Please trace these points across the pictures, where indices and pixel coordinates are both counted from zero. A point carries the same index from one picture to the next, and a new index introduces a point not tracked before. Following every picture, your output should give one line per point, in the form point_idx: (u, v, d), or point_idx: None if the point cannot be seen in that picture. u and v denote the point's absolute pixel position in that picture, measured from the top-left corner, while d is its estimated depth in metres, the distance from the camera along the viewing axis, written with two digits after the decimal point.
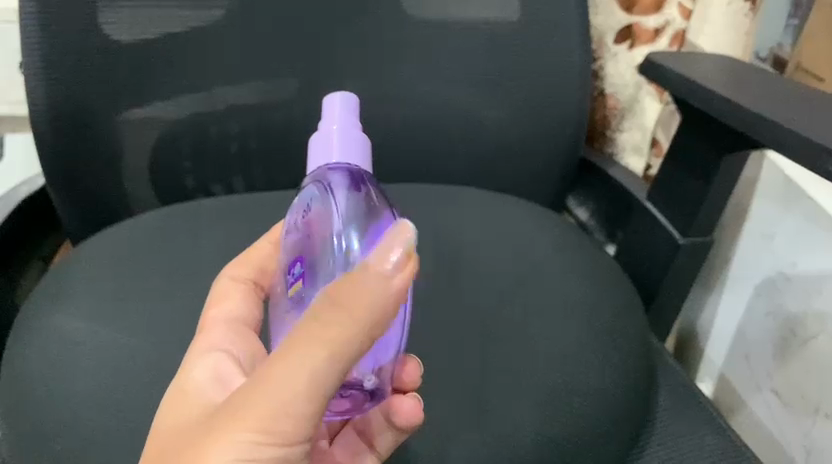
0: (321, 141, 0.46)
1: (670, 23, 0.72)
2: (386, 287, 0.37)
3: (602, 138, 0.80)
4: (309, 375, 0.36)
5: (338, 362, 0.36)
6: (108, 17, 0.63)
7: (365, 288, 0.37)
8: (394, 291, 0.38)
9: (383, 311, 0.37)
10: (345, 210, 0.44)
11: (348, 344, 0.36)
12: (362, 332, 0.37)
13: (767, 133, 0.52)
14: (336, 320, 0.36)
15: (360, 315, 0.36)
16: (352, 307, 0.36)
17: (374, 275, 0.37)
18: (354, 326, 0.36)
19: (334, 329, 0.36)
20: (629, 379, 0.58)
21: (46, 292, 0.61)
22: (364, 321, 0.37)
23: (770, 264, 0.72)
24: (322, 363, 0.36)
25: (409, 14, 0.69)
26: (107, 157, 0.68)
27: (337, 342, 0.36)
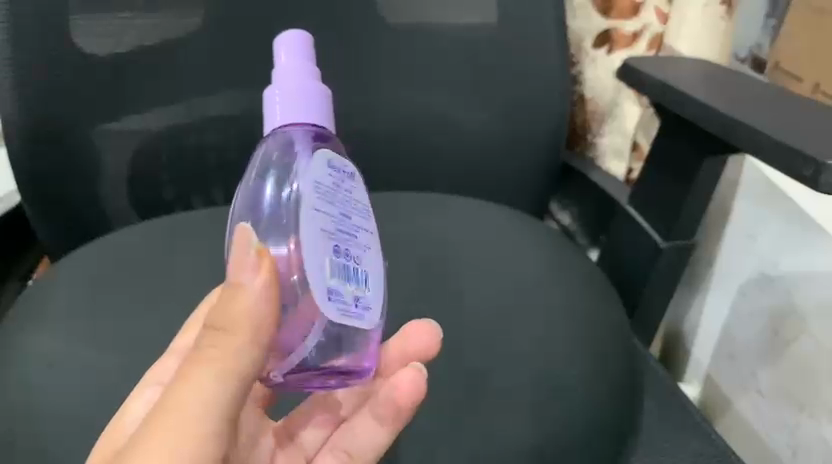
0: (275, 93, 0.42)
1: (648, 27, 0.73)
2: (256, 295, 0.36)
3: (582, 142, 0.80)
4: (207, 398, 0.36)
5: (231, 380, 0.37)
6: (82, 30, 0.62)
7: (238, 302, 0.36)
8: (255, 298, 0.36)
9: (262, 319, 0.36)
10: (308, 168, 0.41)
11: (237, 360, 0.36)
12: (246, 343, 0.36)
13: (744, 135, 0.52)
14: (221, 344, 0.36)
15: (239, 333, 0.36)
16: (232, 328, 0.36)
17: (241, 286, 0.36)
18: (235, 341, 0.36)
19: (217, 352, 0.36)
20: (614, 387, 0.58)
21: (22, 311, 0.60)
22: (243, 332, 0.36)
23: (753, 264, 0.73)
24: (215, 387, 0.36)
25: (386, 20, 0.69)
26: (84, 172, 0.67)
27: (227, 363, 0.36)
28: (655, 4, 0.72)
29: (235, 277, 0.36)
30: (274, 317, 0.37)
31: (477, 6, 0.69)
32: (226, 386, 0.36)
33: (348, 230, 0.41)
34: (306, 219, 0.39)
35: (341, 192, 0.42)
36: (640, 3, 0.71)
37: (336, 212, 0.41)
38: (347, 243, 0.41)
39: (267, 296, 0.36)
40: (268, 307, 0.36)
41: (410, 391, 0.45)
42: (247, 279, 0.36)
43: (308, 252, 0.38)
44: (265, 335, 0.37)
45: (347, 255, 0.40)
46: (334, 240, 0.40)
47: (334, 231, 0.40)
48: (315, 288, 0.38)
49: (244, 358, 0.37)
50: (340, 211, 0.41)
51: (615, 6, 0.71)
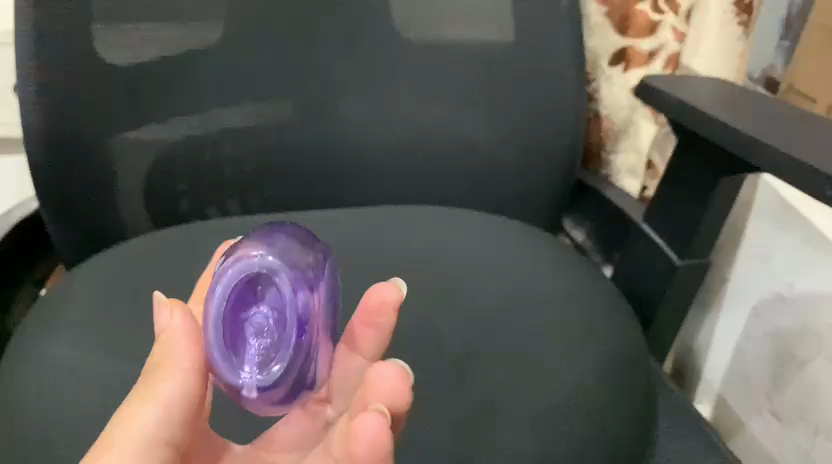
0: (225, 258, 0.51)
1: (664, 46, 0.72)
2: (179, 331, 0.38)
3: (598, 159, 0.81)
4: (145, 431, 0.35)
5: (164, 412, 0.36)
6: (104, 41, 0.63)
7: (163, 342, 0.38)
8: (181, 335, 0.38)
9: (195, 344, 0.38)
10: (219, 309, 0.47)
11: (165, 388, 0.36)
12: (184, 371, 0.37)
13: (764, 156, 0.53)
14: (150, 378, 0.37)
15: (162, 362, 0.37)
16: (155, 366, 0.37)
17: (163, 332, 0.38)
18: (168, 370, 0.37)
19: (143, 387, 0.36)
20: (632, 404, 0.58)
21: (38, 317, 0.60)
22: (178, 363, 0.37)
23: (766, 285, 0.72)
24: (149, 412, 0.36)
25: (402, 36, 0.70)
26: (100, 181, 0.68)
27: (153, 387, 0.36)
28: (671, 22, 0.71)
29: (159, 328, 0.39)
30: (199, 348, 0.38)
31: (495, 23, 0.69)
32: (158, 413, 0.36)
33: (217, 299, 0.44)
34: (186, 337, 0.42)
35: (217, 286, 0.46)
36: (657, 22, 0.71)
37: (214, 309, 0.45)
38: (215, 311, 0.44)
39: (190, 328, 0.38)
40: (191, 339, 0.38)
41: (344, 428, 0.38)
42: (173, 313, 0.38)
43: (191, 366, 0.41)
44: (195, 363, 0.37)
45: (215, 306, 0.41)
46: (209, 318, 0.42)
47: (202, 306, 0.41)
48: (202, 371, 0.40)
49: (169, 385, 0.36)
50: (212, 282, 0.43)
51: (633, 25, 0.72)
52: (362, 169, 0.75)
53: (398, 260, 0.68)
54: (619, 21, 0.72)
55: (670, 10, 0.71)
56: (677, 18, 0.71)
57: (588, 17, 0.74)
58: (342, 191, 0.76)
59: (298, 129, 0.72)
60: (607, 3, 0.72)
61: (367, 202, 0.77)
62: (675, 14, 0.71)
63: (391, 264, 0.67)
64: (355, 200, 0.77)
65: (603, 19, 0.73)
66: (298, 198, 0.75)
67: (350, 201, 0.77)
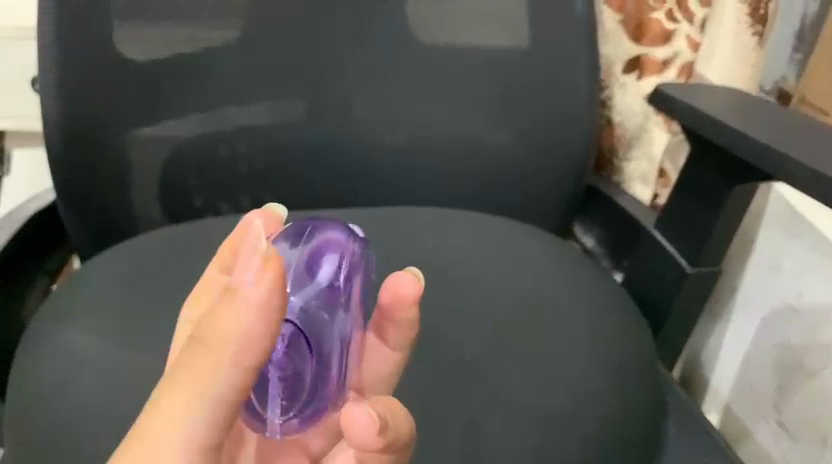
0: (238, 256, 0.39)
1: (679, 54, 0.73)
2: (251, 309, 0.30)
3: (610, 166, 0.81)
4: (195, 419, 0.31)
5: (215, 401, 0.31)
6: (122, 37, 0.64)
7: (223, 313, 0.31)
8: (254, 312, 0.31)
9: (265, 329, 0.31)
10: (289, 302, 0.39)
11: (218, 379, 0.31)
12: (246, 361, 0.31)
13: (776, 163, 0.53)
14: (198, 352, 0.31)
15: (223, 349, 0.31)
16: (214, 347, 0.31)
17: (237, 296, 0.31)
18: (223, 357, 0.31)
19: (194, 369, 0.31)
20: (640, 408, 0.58)
21: (52, 308, 0.61)
22: (237, 348, 0.31)
23: (776, 296, 0.72)
24: (199, 402, 0.31)
25: (415, 39, 0.70)
26: (115, 176, 0.68)
27: (200, 380, 0.31)
28: (686, 31, 0.72)
29: (234, 283, 0.31)
30: (268, 330, 0.31)
31: (509, 29, 0.70)
32: (209, 405, 0.31)
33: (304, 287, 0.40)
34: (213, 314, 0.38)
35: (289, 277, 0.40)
36: (672, 31, 0.72)
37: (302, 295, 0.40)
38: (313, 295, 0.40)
39: (264, 306, 0.31)
40: (261, 320, 0.31)
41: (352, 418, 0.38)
42: (245, 287, 0.31)
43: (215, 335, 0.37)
44: (256, 355, 0.31)
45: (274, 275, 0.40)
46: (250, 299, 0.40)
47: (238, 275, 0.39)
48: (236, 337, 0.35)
49: (221, 375, 0.31)
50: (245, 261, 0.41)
51: (648, 33, 0.73)
52: (371, 168, 0.75)
53: (407, 261, 0.68)
54: (634, 28, 0.73)
55: (685, 19, 0.72)
56: (692, 27, 0.72)
57: (602, 24, 0.74)
58: (353, 190, 0.76)
59: (311, 129, 0.72)
60: (622, 11, 0.73)
61: (377, 202, 0.78)
62: (690, 23, 0.72)
63: (401, 264, 0.67)
64: (364, 201, 0.78)
65: (618, 27, 0.74)
66: (309, 197, 0.76)
67: (361, 200, 0.77)
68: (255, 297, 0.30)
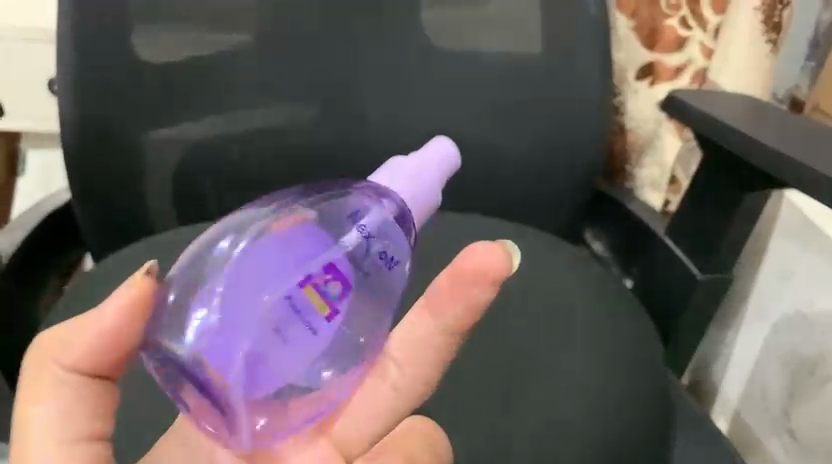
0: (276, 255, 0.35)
1: (691, 61, 0.74)
2: (106, 318, 0.31)
3: (622, 173, 0.82)
4: (49, 420, 0.32)
5: (64, 404, 0.32)
6: (138, 39, 0.65)
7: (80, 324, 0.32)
8: (104, 323, 0.31)
9: (111, 343, 0.31)
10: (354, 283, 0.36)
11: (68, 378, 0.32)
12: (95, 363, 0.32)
13: (789, 170, 0.53)
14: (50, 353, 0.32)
15: (50, 359, 0.32)
16: (48, 360, 0.32)
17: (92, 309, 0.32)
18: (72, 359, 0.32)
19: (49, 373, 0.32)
20: (649, 414, 0.58)
21: (66, 307, 0.62)
22: (87, 352, 0.32)
23: (786, 304, 0.72)
24: (53, 403, 0.32)
25: (430, 43, 0.71)
26: (129, 176, 0.69)
27: (55, 384, 0.32)
28: (699, 38, 0.73)
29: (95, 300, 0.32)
30: (131, 337, 0.32)
31: (522, 34, 0.70)
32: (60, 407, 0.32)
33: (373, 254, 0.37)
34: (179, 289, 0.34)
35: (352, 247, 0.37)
36: (685, 37, 0.73)
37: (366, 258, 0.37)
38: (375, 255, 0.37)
39: (118, 315, 0.31)
40: (114, 331, 0.31)
41: (380, 399, 0.36)
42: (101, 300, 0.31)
43: (165, 326, 0.33)
44: (91, 370, 0.32)
45: (259, 241, 0.36)
46: (201, 273, 0.35)
47: (224, 235, 0.36)
48: (165, 336, 0.33)
49: (70, 373, 0.32)
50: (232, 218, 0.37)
51: (660, 40, 0.73)
52: None
53: (418, 264, 0.68)
54: (648, 35, 0.74)
55: (698, 26, 0.72)
56: (706, 34, 0.73)
57: (615, 31, 0.75)
58: None
59: (324, 133, 0.73)
60: (635, 17, 0.73)
61: None
62: (704, 31, 0.72)
63: (412, 268, 0.68)
64: None
65: (631, 33, 0.74)
66: None
67: None
68: (107, 306, 0.31)
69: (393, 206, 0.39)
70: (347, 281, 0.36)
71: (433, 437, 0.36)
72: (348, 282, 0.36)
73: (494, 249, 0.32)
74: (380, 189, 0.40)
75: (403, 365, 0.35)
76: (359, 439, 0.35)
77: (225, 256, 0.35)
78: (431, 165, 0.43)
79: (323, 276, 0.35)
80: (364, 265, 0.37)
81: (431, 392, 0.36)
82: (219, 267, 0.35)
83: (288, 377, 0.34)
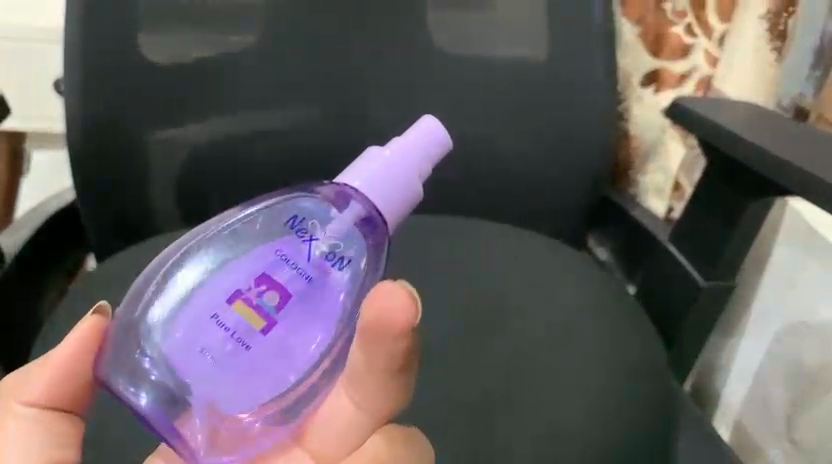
0: (218, 281, 0.38)
1: (696, 69, 0.74)
2: (65, 351, 0.36)
3: (626, 180, 0.82)
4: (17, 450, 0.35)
5: (28, 435, 0.35)
6: (144, 40, 0.65)
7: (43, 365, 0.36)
8: (66, 352, 0.36)
9: (72, 370, 0.36)
10: (296, 293, 0.37)
11: (29, 412, 0.36)
12: (57, 393, 0.36)
13: (793, 176, 0.53)
14: (14, 395, 0.36)
15: (15, 397, 0.36)
16: (12, 398, 0.36)
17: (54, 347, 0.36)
18: (35, 391, 0.36)
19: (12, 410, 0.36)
20: (651, 420, 0.58)
21: (70, 306, 0.62)
22: (52, 383, 0.36)
23: (789, 314, 0.72)
24: (18, 437, 0.35)
25: (436, 48, 0.71)
26: (134, 176, 0.69)
27: (18, 419, 0.36)
28: (704, 45, 0.73)
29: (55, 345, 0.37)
30: (89, 366, 0.36)
31: (528, 40, 0.70)
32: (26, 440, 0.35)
33: (318, 260, 0.38)
34: (129, 326, 0.38)
35: (296, 255, 0.38)
36: (690, 45, 0.73)
37: (309, 266, 0.38)
38: (317, 262, 0.38)
39: (77, 344, 0.36)
40: (72, 361, 0.36)
41: (344, 415, 0.36)
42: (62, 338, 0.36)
43: (120, 363, 0.37)
44: (56, 398, 0.36)
45: (199, 269, 0.39)
46: (154, 305, 0.39)
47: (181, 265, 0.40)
48: (120, 371, 0.37)
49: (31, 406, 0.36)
50: (183, 246, 0.41)
51: (665, 47, 0.74)
52: None
53: (421, 267, 0.69)
54: (652, 42, 0.74)
55: (703, 34, 0.73)
56: (711, 42, 0.73)
57: (621, 37, 0.76)
58: None
59: (331, 133, 0.73)
60: (640, 24, 0.74)
61: None
62: (709, 38, 0.73)
63: (415, 271, 0.68)
64: None
65: (636, 40, 0.75)
66: None
67: None
68: (67, 339, 0.36)
69: (357, 209, 0.38)
70: (286, 289, 0.37)
71: (411, 443, 0.36)
72: (284, 289, 0.37)
73: (397, 293, 0.32)
74: (350, 190, 0.38)
75: (353, 392, 0.35)
76: (329, 456, 0.37)
77: (172, 286, 0.39)
78: (416, 148, 0.40)
79: (256, 289, 0.37)
80: (306, 272, 0.38)
81: (397, 406, 0.35)
82: (166, 298, 0.39)
83: (243, 396, 0.37)
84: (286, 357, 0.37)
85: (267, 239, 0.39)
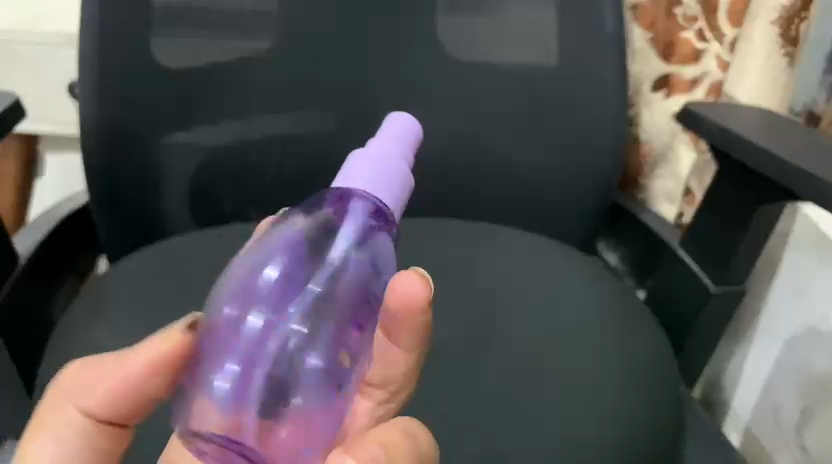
0: (269, 304, 0.37)
1: (707, 74, 0.75)
2: (151, 352, 0.37)
3: (635, 184, 0.83)
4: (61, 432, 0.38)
5: (79, 423, 0.38)
6: (157, 45, 0.66)
7: (130, 357, 0.37)
8: (142, 363, 0.37)
9: (135, 385, 0.37)
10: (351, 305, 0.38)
11: (97, 402, 0.38)
12: (125, 393, 0.37)
13: (806, 184, 0.53)
14: (93, 376, 0.38)
15: (83, 386, 0.38)
16: (81, 384, 0.38)
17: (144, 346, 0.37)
18: (104, 385, 0.37)
19: (85, 391, 0.38)
20: (658, 427, 0.58)
21: (80, 307, 0.63)
22: (121, 386, 0.37)
23: (800, 318, 0.72)
24: (73, 419, 0.38)
25: (446, 54, 0.71)
26: (146, 177, 0.70)
27: (87, 398, 0.38)
28: (715, 50, 0.74)
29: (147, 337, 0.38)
30: (172, 371, 0.37)
31: (538, 45, 0.71)
32: (75, 424, 0.38)
33: (364, 270, 0.38)
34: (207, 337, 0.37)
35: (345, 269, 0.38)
36: (700, 50, 0.74)
37: (357, 276, 0.38)
38: (365, 270, 0.38)
39: (153, 359, 0.37)
40: (151, 366, 0.37)
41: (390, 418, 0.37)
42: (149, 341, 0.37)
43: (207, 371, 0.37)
44: (113, 403, 0.38)
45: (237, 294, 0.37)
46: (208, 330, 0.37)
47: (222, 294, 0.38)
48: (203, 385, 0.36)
49: (96, 398, 0.38)
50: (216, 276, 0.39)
51: (676, 52, 0.75)
52: None
53: (431, 270, 0.69)
54: (663, 48, 0.75)
55: (714, 39, 0.73)
56: (721, 46, 0.74)
57: (632, 42, 0.76)
58: None
59: (331, 135, 0.73)
60: (652, 30, 0.74)
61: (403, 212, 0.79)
62: (720, 43, 0.74)
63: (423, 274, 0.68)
64: None
65: (647, 47, 0.75)
66: None
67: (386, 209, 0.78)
68: (150, 351, 0.37)
69: (363, 208, 0.39)
70: (343, 302, 0.37)
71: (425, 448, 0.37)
72: (344, 302, 0.38)
73: (408, 278, 0.36)
74: (354, 193, 0.39)
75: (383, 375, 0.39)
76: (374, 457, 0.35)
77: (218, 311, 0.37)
78: (392, 139, 0.41)
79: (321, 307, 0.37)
80: (359, 279, 0.38)
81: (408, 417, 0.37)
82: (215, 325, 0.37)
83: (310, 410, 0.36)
84: (344, 366, 0.37)
85: (308, 259, 0.38)
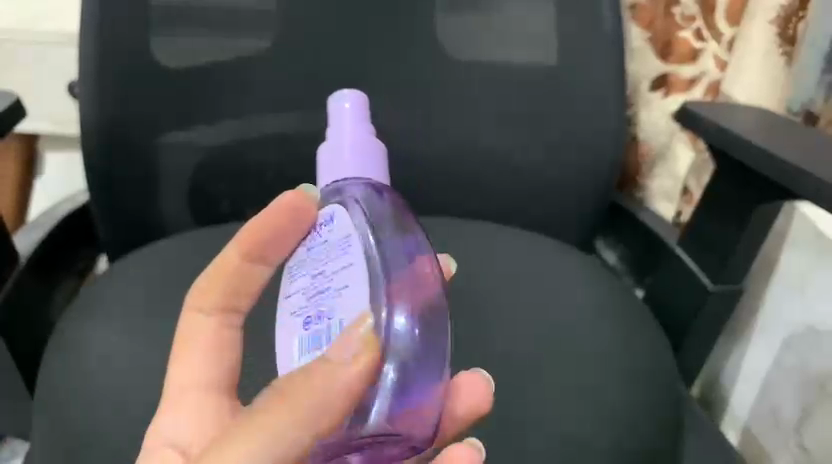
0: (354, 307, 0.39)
1: (705, 73, 0.75)
2: (348, 376, 0.35)
3: (633, 183, 0.83)
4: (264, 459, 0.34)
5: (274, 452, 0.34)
6: (159, 46, 0.66)
7: (320, 379, 0.34)
8: (347, 387, 0.34)
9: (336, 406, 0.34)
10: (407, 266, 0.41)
11: (292, 431, 0.34)
12: (318, 417, 0.34)
13: (804, 185, 0.53)
14: (284, 401, 0.34)
15: (282, 409, 0.34)
16: (281, 407, 0.34)
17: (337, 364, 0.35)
18: (303, 411, 0.34)
19: (276, 414, 0.34)
20: (657, 426, 0.58)
21: (80, 306, 0.63)
22: (319, 410, 0.34)
23: (799, 317, 0.72)
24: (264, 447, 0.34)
25: (446, 54, 0.71)
26: (145, 176, 0.70)
27: (279, 424, 0.34)
28: (713, 50, 0.74)
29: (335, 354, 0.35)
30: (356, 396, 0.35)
31: (538, 45, 0.71)
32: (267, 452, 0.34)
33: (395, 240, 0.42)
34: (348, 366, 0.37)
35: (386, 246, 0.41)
36: (698, 50, 0.74)
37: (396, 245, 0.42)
38: (397, 240, 0.42)
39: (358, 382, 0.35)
40: (349, 391, 0.35)
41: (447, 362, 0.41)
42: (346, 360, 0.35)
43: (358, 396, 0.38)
44: (313, 427, 0.34)
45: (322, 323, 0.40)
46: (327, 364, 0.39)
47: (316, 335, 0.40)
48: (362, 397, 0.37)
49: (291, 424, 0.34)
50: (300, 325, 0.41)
51: (675, 51, 0.75)
52: (397, 179, 0.77)
53: None
54: (662, 47, 0.75)
55: (712, 38, 0.74)
56: (720, 46, 0.74)
57: (630, 42, 0.76)
58: None
59: None
60: (650, 29, 0.75)
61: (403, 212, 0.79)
62: (718, 43, 0.74)
63: None
64: None
65: (645, 47, 0.76)
66: None
67: None
68: (347, 373, 0.35)
69: (365, 202, 0.43)
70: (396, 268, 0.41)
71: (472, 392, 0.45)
72: (399, 270, 0.41)
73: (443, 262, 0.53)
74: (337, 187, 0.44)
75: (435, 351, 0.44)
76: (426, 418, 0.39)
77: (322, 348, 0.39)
78: (353, 119, 0.45)
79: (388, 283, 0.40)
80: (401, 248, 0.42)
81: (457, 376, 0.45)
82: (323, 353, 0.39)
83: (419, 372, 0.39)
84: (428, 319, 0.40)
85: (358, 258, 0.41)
